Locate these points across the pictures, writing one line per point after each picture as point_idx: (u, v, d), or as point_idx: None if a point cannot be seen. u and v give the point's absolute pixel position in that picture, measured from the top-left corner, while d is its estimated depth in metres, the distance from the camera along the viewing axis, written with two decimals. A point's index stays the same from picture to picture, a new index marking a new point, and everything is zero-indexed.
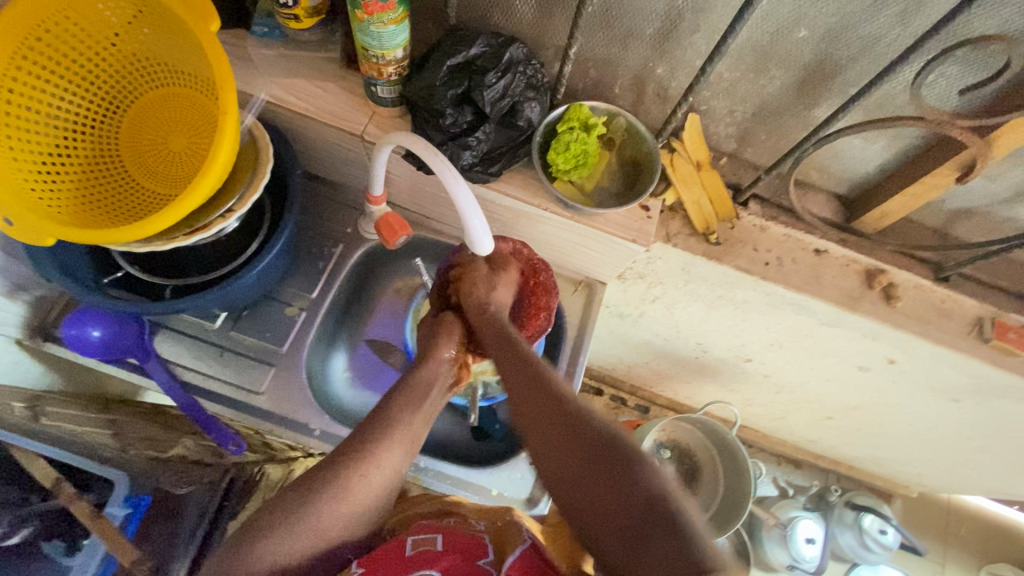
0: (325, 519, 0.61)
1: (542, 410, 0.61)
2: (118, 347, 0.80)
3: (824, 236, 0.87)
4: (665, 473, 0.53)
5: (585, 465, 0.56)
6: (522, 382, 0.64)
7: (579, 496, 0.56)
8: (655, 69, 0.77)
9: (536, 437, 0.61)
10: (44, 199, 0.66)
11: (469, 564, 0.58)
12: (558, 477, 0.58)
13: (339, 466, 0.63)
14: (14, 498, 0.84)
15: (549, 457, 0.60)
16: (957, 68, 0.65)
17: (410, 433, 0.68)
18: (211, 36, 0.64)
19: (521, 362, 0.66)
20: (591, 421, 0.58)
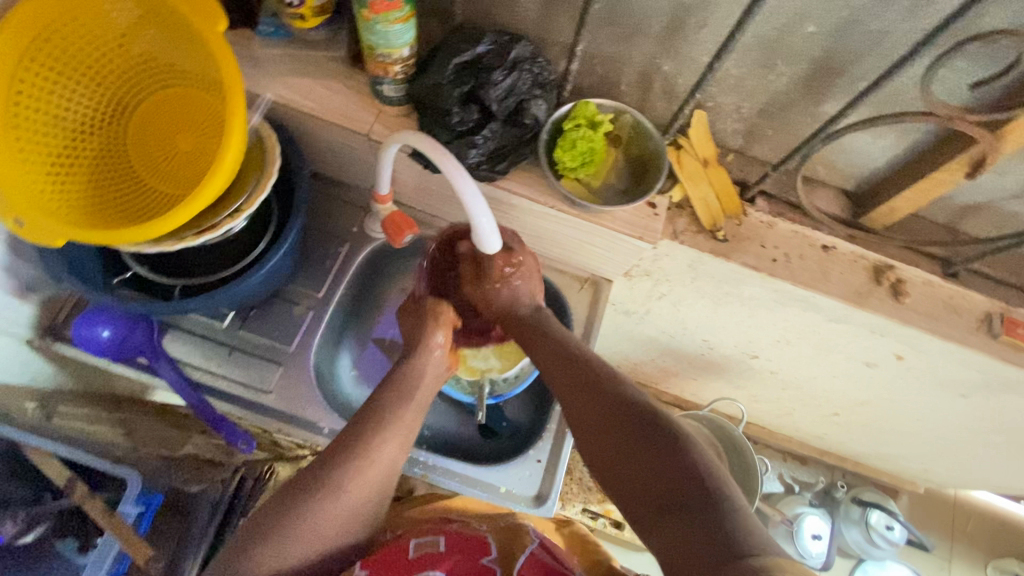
0: (324, 516, 0.61)
1: (580, 385, 0.65)
2: (128, 346, 0.81)
3: (832, 232, 0.86)
4: (700, 446, 0.55)
5: (621, 436, 0.59)
6: (560, 361, 0.68)
7: (613, 465, 0.59)
8: (661, 66, 0.77)
9: (573, 410, 0.64)
10: (53, 200, 0.66)
11: (475, 564, 0.59)
12: (593, 448, 0.61)
13: (333, 464, 0.62)
14: (27, 496, 0.85)
15: (585, 428, 0.63)
16: (968, 62, 0.65)
17: (408, 422, 0.68)
18: (219, 36, 0.64)
19: (560, 343, 0.70)
20: (627, 396, 0.62)
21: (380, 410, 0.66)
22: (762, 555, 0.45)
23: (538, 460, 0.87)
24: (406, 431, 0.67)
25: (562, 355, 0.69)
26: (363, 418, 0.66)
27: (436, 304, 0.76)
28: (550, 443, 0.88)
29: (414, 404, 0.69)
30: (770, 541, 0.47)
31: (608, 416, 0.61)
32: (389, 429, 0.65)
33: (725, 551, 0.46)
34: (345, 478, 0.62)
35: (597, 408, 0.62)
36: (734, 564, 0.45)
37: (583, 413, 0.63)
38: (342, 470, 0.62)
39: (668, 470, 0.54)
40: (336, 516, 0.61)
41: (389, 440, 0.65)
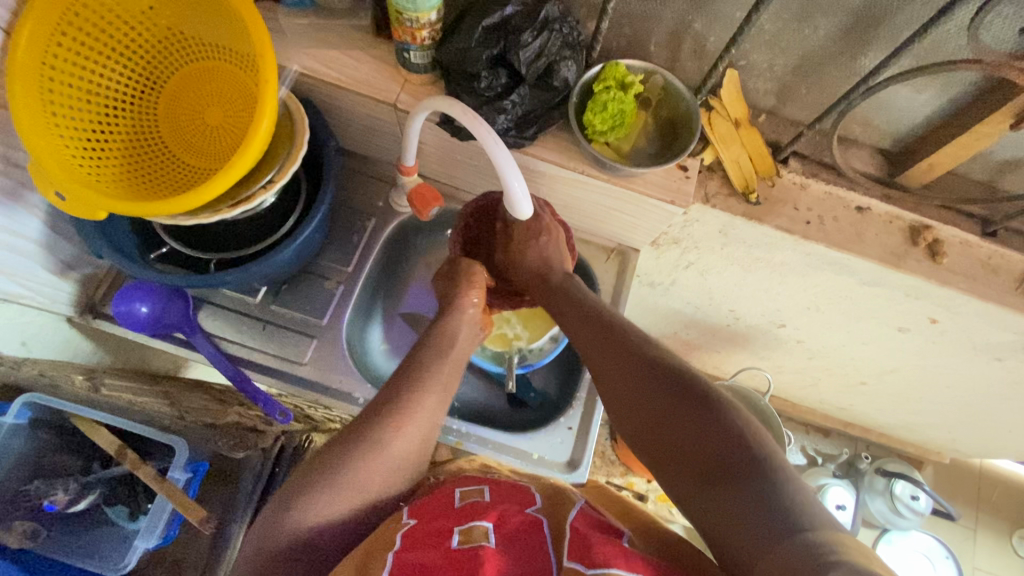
0: (371, 467, 0.62)
1: (616, 357, 0.66)
2: (164, 321, 0.83)
3: (866, 193, 0.85)
4: (740, 411, 0.56)
5: (659, 406, 0.59)
6: (599, 335, 0.69)
7: (650, 436, 0.59)
8: (693, 23, 0.75)
9: (607, 383, 0.65)
10: (90, 173, 0.67)
11: (521, 510, 0.61)
12: (629, 420, 0.62)
13: (374, 420, 0.64)
14: (77, 465, 0.90)
15: (623, 402, 0.63)
16: (1016, 7, 0.62)
17: (442, 382, 0.70)
18: (250, 5, 0.65)
19: (594, 316, 0.71)
20: (670, 367, 0.62)
21: (423, 370, 0.69)
22: (815, 529, 0.45)
23: (569, 428, 0.88)
24: (444, 390, 0.70)
25: (597, 327, 0.70)
26: (402, 378, 0.68)
27: (467, 265, 0.80)
28: (580, 411, 0.89)
29: (450, 366, 0.72)
30: (827, 518, 0.47)
31: (643, 386, 0.61)
32: (429, 388, 0.68)
33: (778, 522, 0.46)
34: (390, 432, 0.64)
35: (636, 380, 0.62)
36: (788, 538, 0.45)
37: (618, 386, 0.64)
38: (387, 422, 0.64)
39: (708, 437, 0.54)
40: (380, 472, 0.63)
41: (429, 398, 0.68)
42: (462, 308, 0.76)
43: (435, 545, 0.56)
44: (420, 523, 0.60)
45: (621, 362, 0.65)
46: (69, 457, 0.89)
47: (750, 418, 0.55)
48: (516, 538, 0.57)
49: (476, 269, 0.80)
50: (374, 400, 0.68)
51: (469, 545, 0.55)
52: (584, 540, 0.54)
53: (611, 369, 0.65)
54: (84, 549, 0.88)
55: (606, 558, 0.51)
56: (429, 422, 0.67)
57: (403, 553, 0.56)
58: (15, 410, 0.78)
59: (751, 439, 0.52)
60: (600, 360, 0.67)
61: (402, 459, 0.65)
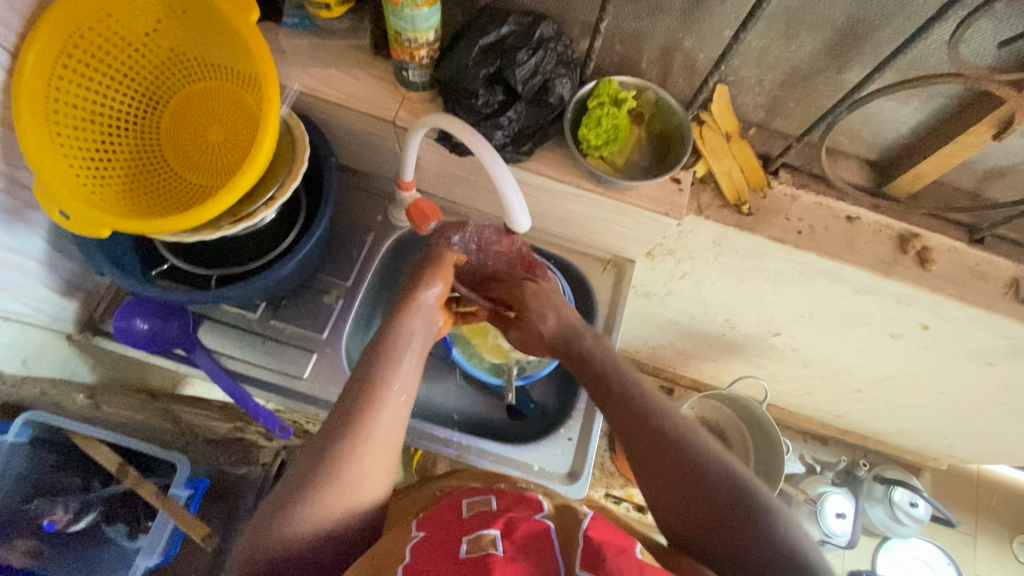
0: (352, 475, 0.62)
1: (656, 448, 0.63)
2: (164, 338, 0.84)
3: (855, 203, 0.87)
4: (789, 518, 0.57)
5: (710, 512, 0.58)
6: (631, 411, 0.66)
7: (701, 536, 0.59)
8: (682, 41, 0.77)
9: (645, 471, 0.63)
10: (94, 192, 0.68)
11: (531, 516, 0.62)
12: (677, 518, 0.61)
13: (350, 428, 0.64)
14: (77, 484, 0.87)
15: (660, 488, 0.62)
16: (993, 23, 0.65)
17: (401, 381, 0.69)
18: (252, 26, 0.67)
19: (625, 394, 0.68)
20: (713, 459, 0.61)
21: (389, 372, 0.69)
22: None
23: (569, 438, 0.88)
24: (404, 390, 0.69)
25: (631, 408, 0.67)
26: (365, 372, 0.68)
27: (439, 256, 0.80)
28: (580, 421, 0.90)
29: (407, 363, 0.70)
30: None
31: (691, 488, 0.60)
32: (394, 382, 0.68)
33: None
34: (365, 440, 0.64)
35: (676, 469, 0.61)
36: None
37: (658, 477, 0.62)
38: (362, 420, 0.65)
39: (766, 557, 0.55)
40: (366, 475, 0.63)
41: (397, 392, 0.68)
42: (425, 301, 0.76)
43: (447, 556, 0.56)
44: (429, 535, 0.60)
45: (657, 445, 0.63)
46: (68, 474, 0.87)
47: (798, 523, 0.58)
48: (525, 544, 0.58)
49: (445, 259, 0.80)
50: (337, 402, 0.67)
51: (476, 554, 0.56)
52: (597, 553, 0.55)
53: (645, 450, 0.63)
54: (84, 566, 0.87)
55: (620, 571, 0.53)
56: (395, 423, 0.67)
57: (414, 565, 0.56)
58: (16, 428, 0.78)
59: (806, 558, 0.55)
60: (633, 438, 0.65)
61: (379, 465, 0.65)
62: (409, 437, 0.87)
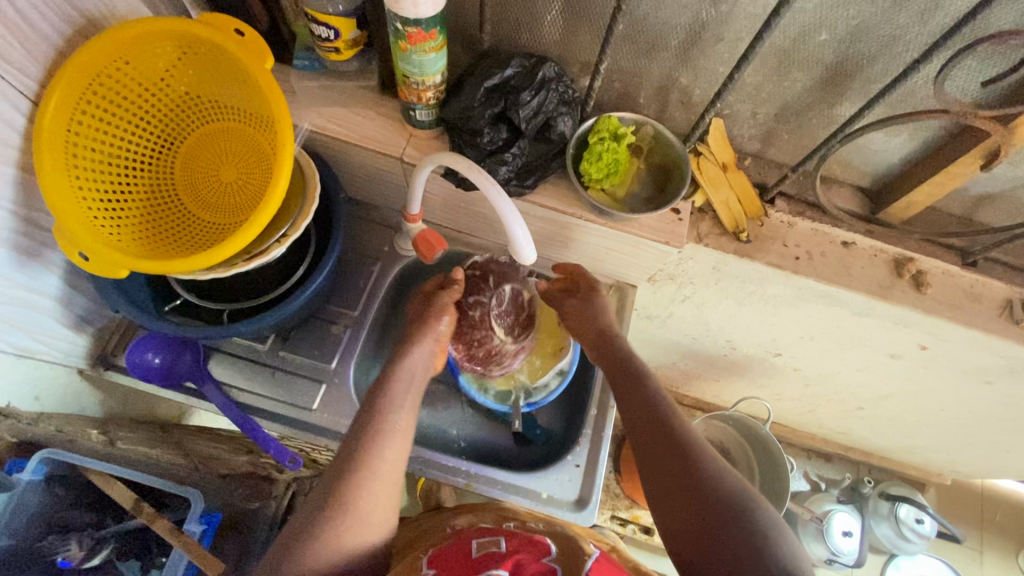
0: (356, 519, 0.64)
1: (673, 458, 0.65)
2: (176, 371, 0.85)
3: (850, 229, 0.89)
4: (790, 546, 0.56)
5: (706, 518, 0.59)
6: (653, 421, 0.70)
7: (699, 548, 0.59)
8: (679, 78, 0.80)
9: (654, 476, 0.66)
10: (111, 233, 0.69)
11: (538, 559, 0.63)
12: (675, 524, 0.62)
13: (354, 471, 0.66)
14: (90, 520, 0.87)
15: (665, 491, 0.64)
16: (977, 62, 0.68)
17: (403, 423, 0.71)
18: (266, 73, 0.69)
19: (655, 411, 0.71)
20: (721, 478, 0.62)
21: (391, 414, 0.71)
22: None
23: (577, 464, 0.89)
24: (405, 431, 0.71)
25: (654, 418, 0.71)
26: (368, 408, 0.72)
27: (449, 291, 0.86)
28: (588, 447, 0.90)
29: (407, 408, 0.73)
30: None
31: (693, 495, 0.62)
32: (399, 411, 0.72)
33: None
34: (367, 483, 0.66)
35: (682, 476, 0.64)
36: None
37: (665, 481, 0.65)
38: (369, 445, 0.68)
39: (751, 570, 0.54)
40: (372, 512, 0.66)
41: (400, 414, 0.72)
42: (434, 332, 0.81)
43: None
44: None
45: (668, 452, 0.66)
46: (83, 512, 0.87)
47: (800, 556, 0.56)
48: None
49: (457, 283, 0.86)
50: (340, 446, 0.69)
51: None
52: None
53: (657, 456, 0.67)
54: None
55: None
56: (396, 463, 0.69)
57: None
58: (32, 466, 0.78)
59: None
60: (648, 442, 0.69)
61: (381, 506, 0.67)
62: (417, 466, 0.87)
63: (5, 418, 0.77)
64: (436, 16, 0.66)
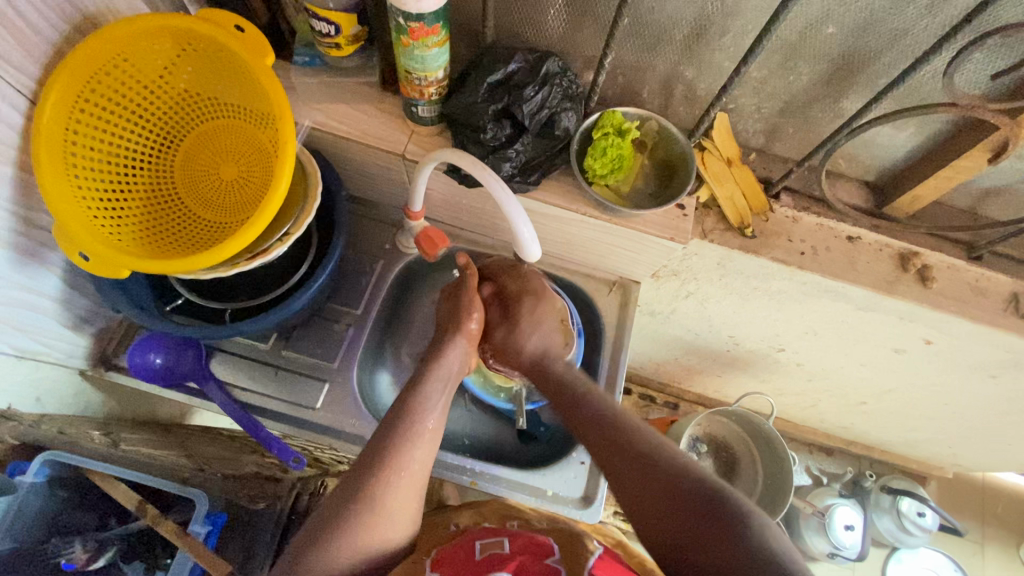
0: (377, 523, 0.64)
1: (628, 452, 0.67)
2: (178, 371, 0.84)
3: (855, 223, 0.89)
4: (769, 527, 0.56)
5: (678, 508, 0.60)
6: (599, 422, 0.71)
7: (672, 531, 0.60)
8: (683, 72, 0.80)
9: (626, 494, 0.65)
10: (112, 233, 0.69)
11: (540, 561, 0.63)
12: (645, 514, 0.62)
13: (374, 474, 0.66)
14: (93, 522, 0.86)
15: (629, 484, 0.65)
16: (985, 55, 0.67)
17: (431, 430, 0.71)
18: (267, 69, 0.68)
19: (598, 412, 0.72)
20: (673, 458, 0.65)
21: (417, 419, 0.70)
22: None
23: (582, 462, 0.89)
24: (431, 437, 0.71)
25: (609, 434, 0.69)
26: (395, 412, 0.71)
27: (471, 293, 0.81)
28: None
29: (434, 413, 0.72)
30: None
31: (668, 502, 0.61)
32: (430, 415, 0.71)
33: None
34: (388, 487, 0.66)
35: (641, 466, 0.65)
36: None
37: (630, 478, 0.65)
38: (400, 445, 0.68)
39: (739, 564, 0.54)
40: (392, 521, 0.65)
41: (431, 418, 0.72)
42: (466, 332, 0.79)
43: None
44: None
45: (622, 446, 0.67)
46: (86, 513, 0.86)
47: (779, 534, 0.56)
48: None
49: (471, 273, 0.81)
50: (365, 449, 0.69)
51: None
52: None
53: (613, 452, 0.68)
54: None
55: None
56: (421, 468, 0.69)
57: None
58: (35, 468, 0.77)
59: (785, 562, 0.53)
60: (601, 444, 0.69)
61: (401, 510, 0.66)
62: None
63: (7, 420, 0.75)
64: (438, 11, 0.65)
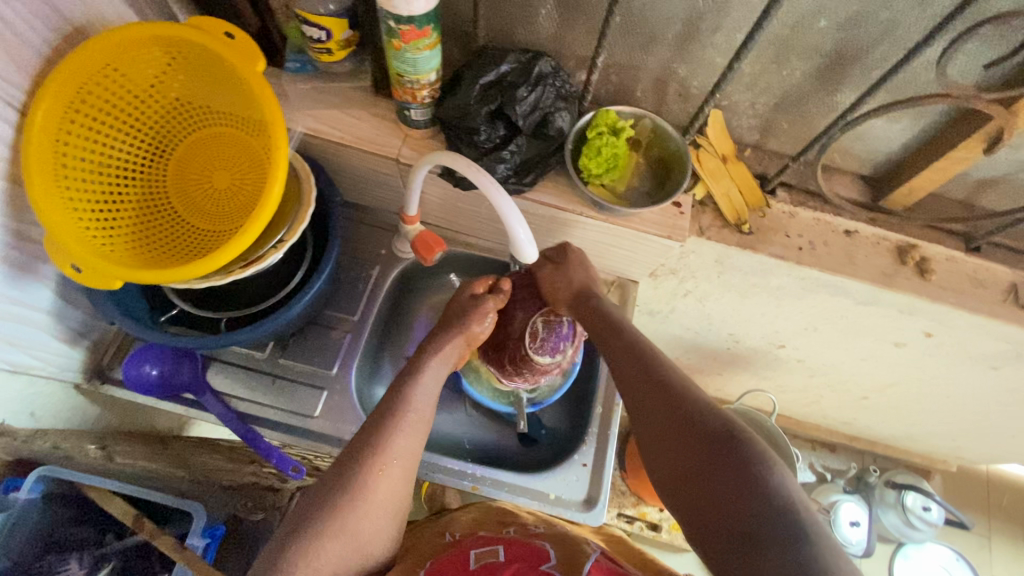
0: (361, 515, 0.64)
1: (652, 384, 0.68)
2: (174, 382, 0.84)
3: (852, 217, 0.88)
4: (785, 477, 0.56)
5: (686, 432, 0.62)
6: (632, 356, 0.72)
7: (677, 451, 0.62)
8: (677, 70, 0.79)
9: (648, 434, 0.66)
10: (103, 243, 0.68)
11: (536, 567, 0.63)
12: (657, 437, 0.64)
13: (354, 466, 0.65)
14: (91, 537, 0.85)
15: (647, 412, 0.67)
16: (978, 45, 0.67)
17: (420, 416, 0.71)
18: (258, 75, 0.68)
19: (633, 347, 0.73)
20: (690, 393, 0.66)
21: (396, 406, 0.70)
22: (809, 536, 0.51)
23: (584, 464, 0.88)
24: (417, 421, 0.70)
25: (642, 367, 0.70)
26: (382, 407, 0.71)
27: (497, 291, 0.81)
28: (595, 446, 0.89)
29: (422, 395, 0.72)
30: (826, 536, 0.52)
31: (685, 445, 0.61)
32: (415, 399, 0.71)
33: (776, 527, 0.52)
34: (371, 482, 0.65)
35: (660, 398, 0.66)
36: (784, 541, 0.51)
37: (651, 405, 0.67)
38: (386, 435, 0.67)
39: (736, 482, 0.56)
40: (376, 515, 0.65)
41: (418, 401, 0.71)
42: (467, 335, 0.77)
43: None
44: None
45: (646, 380, 0.69)
46: (82, 528, 0.84)
47: (792, 479, 0.56)
48: None
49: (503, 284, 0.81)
50: (347, 445, 0.68)
51: None
52: None
53: (637, 385, 0.69)
54: None
55: None
56: (405, 457, 0.68)
57: None
58: (29, 484, 0.76)
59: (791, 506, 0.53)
60: (627, 379, 0.71)
61: (386, 503, 0.66)
62: (423, 470, 0.86)
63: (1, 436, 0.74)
64: (429, 14, 0.64)
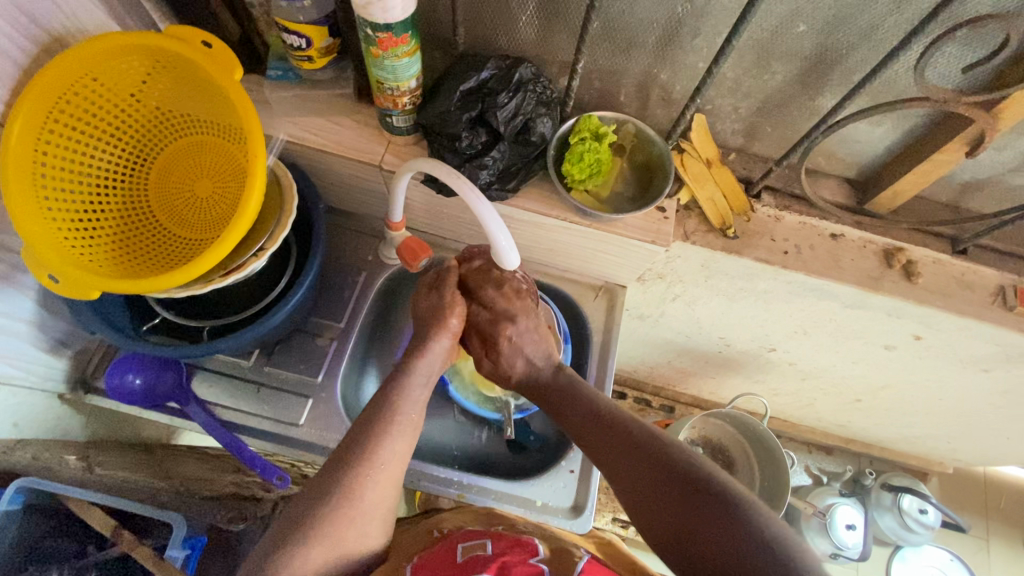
0: (345, 519, 0.63)
1: (612, 438, 0.68)
2: (158, 392, 0.83)
3: (838, 221, 0.88)
4: (760, 506, 0.57)
5: (656, 480, 0.62)
6: (586, 412, 0.71)
7: (651, 502, 0.62)
8: (658, 74, 0.79)
9: (621, 487, 0.65)
10: (82, 253, 0.68)
11: (525, 561, 0.63)
12: (630, 490, 0.64)
13: (343, 469, 0.65)
14: (72, 549, 0.83)
15: (614, 466, 0.66)
16: (957, 48, 0.67)
17: (412, 420, 0.71)
18: (236, 84, 0.68)
19: (585, 402, 0.72)
20: (651, 438, 0.66)
21: (388, 414, 0.70)
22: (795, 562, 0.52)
23: (571, 471, 0.87)
24: (409, 426, 0.70)
25: (599, 422, 0.70)
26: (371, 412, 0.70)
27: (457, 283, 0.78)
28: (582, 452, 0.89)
29: (416, 401, 0.72)
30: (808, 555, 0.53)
31: (660, 492, 0.61)
32: (408, 404, 0.71)
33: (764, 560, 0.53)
34: (357, 486, 0.64)
35: (623, 450, 0.66)
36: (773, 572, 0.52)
37: (616, 459, 0.66)
38: (376, 440, 0.67)
39: (714, 522, 0.56)
40: (362, 520, 0.64)
41: (411, 407, 0.71)
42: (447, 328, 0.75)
43: None
44: None
45: (605, 434, 0.68)
46: (63, 540, 0.83)
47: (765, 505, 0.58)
48: None
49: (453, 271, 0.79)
50: (336, 449, 0.68)
51: None
52: None
53: (598, 442, 0.69)
54: None
55: None
56: (395, 462, 0.68)
57: None
58: (8, 495, 0.76)
59: (777, 543, 0.54)
60: (586, 435, 0.70)
61: (372, 508, 0.65)
62: (410, 478, 0.85)
63: None
64: (407, 21, 0.64)
